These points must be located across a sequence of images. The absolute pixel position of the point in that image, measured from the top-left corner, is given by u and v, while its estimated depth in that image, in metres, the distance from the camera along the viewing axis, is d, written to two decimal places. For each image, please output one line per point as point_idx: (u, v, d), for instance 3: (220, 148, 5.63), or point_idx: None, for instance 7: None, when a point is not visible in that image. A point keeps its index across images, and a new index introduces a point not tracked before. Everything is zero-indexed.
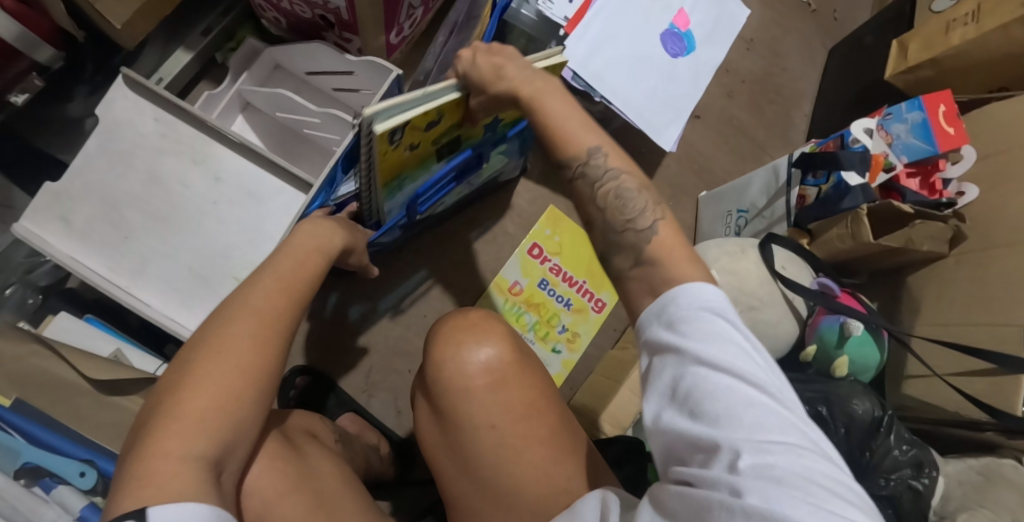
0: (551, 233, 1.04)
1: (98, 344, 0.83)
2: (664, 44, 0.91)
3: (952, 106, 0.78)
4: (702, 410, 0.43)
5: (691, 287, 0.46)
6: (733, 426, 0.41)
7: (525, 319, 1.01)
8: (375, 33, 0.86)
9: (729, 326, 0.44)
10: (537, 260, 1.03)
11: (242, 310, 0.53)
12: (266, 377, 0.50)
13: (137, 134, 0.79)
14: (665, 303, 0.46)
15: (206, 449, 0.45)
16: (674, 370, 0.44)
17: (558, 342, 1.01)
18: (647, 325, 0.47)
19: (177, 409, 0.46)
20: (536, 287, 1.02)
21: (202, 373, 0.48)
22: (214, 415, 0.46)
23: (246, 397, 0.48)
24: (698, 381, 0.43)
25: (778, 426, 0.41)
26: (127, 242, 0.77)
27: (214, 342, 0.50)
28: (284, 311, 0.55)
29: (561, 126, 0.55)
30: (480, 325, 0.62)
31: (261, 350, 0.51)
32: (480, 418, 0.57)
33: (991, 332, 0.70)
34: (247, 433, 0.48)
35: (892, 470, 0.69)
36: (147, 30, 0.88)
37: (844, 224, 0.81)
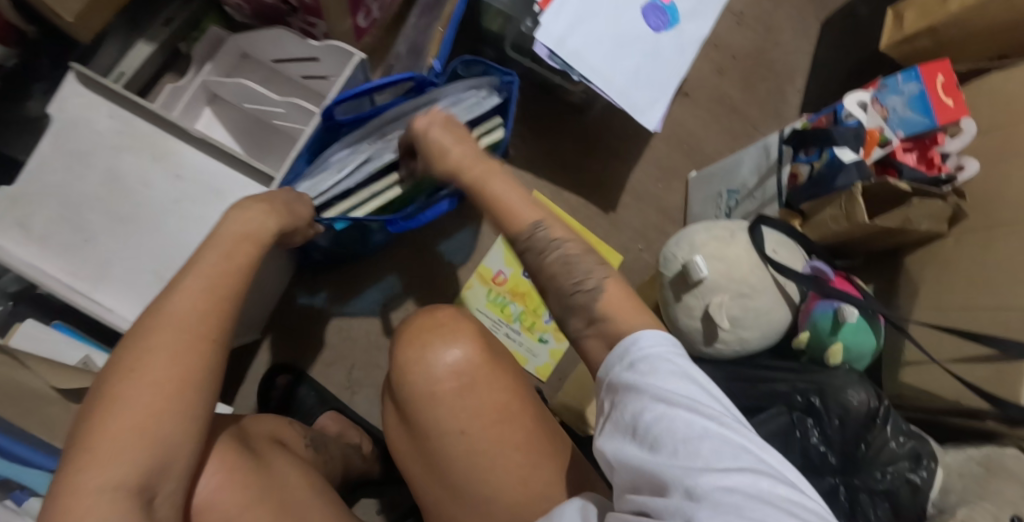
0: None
1: (65, 352, 0.81)
2: (646, 17, 0.87)
3: (950, 77, 0.75)
4: (658, 440, 0.40)
5: (646, 332, 0.46)
6: (689, 456, 0.39)
7: (511, 309, 0.98)
8: (340, 17, 0.83)
9: (685, 364, 0.43)
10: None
11: (164, 320, 0.50)
12: (192, 388, 0.49)
13: (94, 132, 0.75)
14: (621, 346, 0.45)
15: (129, 474, 0.44)
16: (631, 409, 0.42)
17: (545, 332, 0.98)
18: (605, 369, 0.46)
19: (99, 434, 0.45)
20: (521, 277, 0.99)
21: (120, 394, 0.46)
22: (136, 437, 0.45)
23: (168, 416, 0.47)
24: (653, 417, 0.41)
25: (736, 453, 0.39)
26: (87, 246, 0.74)
27: (133, 358, 0.48)
28: (209, 315, 0.52)
29: (505, 203, 0.54)
30: (448, 325, 0.58)
31: (185, 363, 0.49)
32: (449, 425, 0.55)
33: (993, 316, 0.66)
34: (178, 450, 0.48)
35: (889, 462, 0.65)
36: (104, 21, 0.84)
37: (839, 205, 0.76)
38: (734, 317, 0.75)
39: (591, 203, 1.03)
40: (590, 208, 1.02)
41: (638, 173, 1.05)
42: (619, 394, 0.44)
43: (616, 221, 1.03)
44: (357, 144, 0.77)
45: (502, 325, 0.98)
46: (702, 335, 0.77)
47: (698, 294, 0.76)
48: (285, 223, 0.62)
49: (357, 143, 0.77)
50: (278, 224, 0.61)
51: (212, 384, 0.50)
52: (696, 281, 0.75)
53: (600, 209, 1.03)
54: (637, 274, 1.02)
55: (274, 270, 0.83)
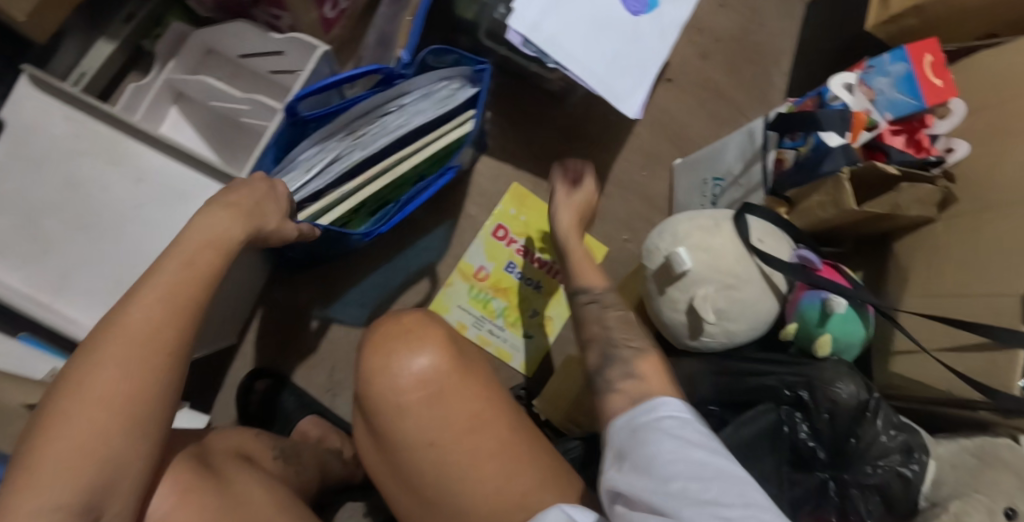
0: (518, 212, 0.98)
1: (31, 365, 0.78)
2: (623, 2, 0.83)
3: (938, 55, 0.72)
4: (671, 474, 0.45)
5: (668, 398, 0.52)
6: (698, 489, 0.44)
7: (494, 305, 0.95)
8: (304, 8, 0.79)
9: (701, 424, 0.49)
10: (502, 242, 0.97)
11: (115, 331, 0.47)
12: (142, 404, 0.46)
13: (49, 136, 0.72)
14: (648, 404, 0.52)
15: (69, 498, 0.42)
16: (647, 451, 0.47)
17: (530, 327, 0.96)
18: (623, 421, 0.52)
19: (37, 456, 0.42)
20: (503, 272, 0.96)
21: (63, 412, 0.44)
22: (76, 459, 0.43)
23: (116, 437, 0.45)
24: (667, 458, 0.46)
25: (742, 492, 0.44)
26: (46, 256, 0.71)
27: (80, 374, 0.45)
28: (163, 326, 0.48)
29: (580, 263, 0.72)
30: (415, 331, 0.56)
31: (137, 378, 0.46)
32: (417, 437, 0.53)
33: (985, 303, 0.64)
34: (128, 471, 0.45)
35: (880, 456, 0.63)
36: (60, 20, 0.81)
37: (825, 190, 0.73)
38: (720, 310, 0.72)
39: None
40: None
41: (622, 161, 1.02)
42: (636, 440, 0.49)
43: (600, 212, 1.00)
44: (324, 142, 0.73)
45: (485, 321, 0.95)
46: (687, 328, 0.75)
47: (683, 287, 0.74)
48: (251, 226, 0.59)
49: (325, 140, 0.73)
50: (243, 226, 0.57)
51: (165, 400, 0.47)
52: (679, 273, 0.74)
53: None
54: (622, 265, 1.00)
55: (246, 274, 0.80)
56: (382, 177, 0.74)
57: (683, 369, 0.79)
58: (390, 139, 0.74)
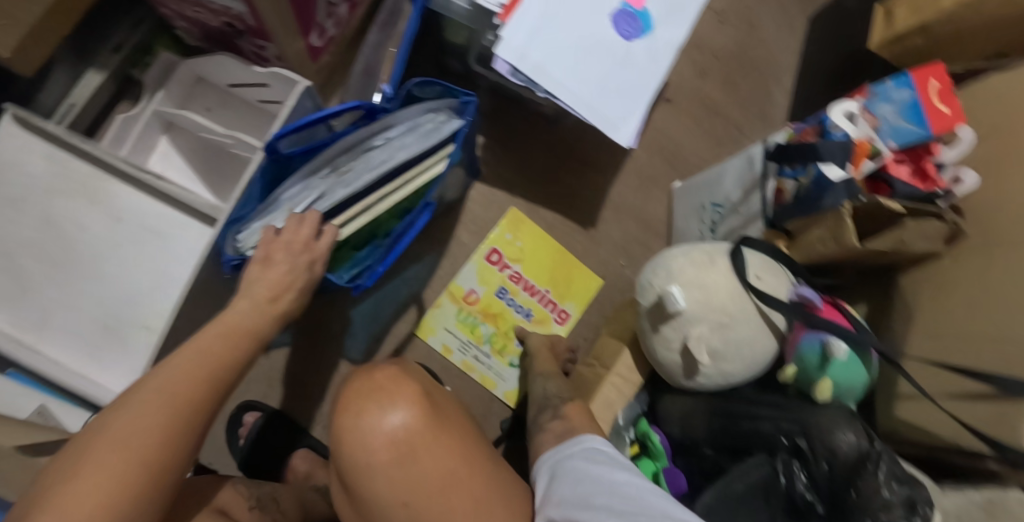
0: (512, 236, 0.95)
1: (19, 402, 0.78)
2: (615, 25, 0.80)
3: (945, 80, 0.68)
4: (593, 493, 0.48)
5: (588, 435, 0.57)
6: (618, 504, 0.47)
7: (481, 330, 0.94)
8: (288, 38, 0.78)
9: (621, 453, 0.54)
10: (495, 267, 0.95)
11: (154, 393, 0.50)
12: (166, 465, 0.48)
13: (26, 175, 0.71)
14: (574, 440, 0.56)
15: None
16: (573, 480, 0.51)
17: (516, 356, 0.94)
18: (549, 459, 0.56)
19: (61, 506, 0.43)
20: (494, 297, 0.94)
21: (94, 462, 0.46)
22: (102, 512, 0.44)
23: (136, 490, 0.46)
24: (590, 482, 0.49)
25: (661, 505, 0.47)
26: (28, 296, 0.71)
27: (110, 430, 0.47)
28: (191, 391, 0.51)
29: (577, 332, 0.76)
30: (386, 387, 0.54)
31: (165, 436, 0.49)
32: (390, 496, 0.51)
33: (995, 348, 0.60)
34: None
35: (881, 510, 0.58)
36: (47, 53, 0.80)
37: (826, 225, 0.70)
38: (714, 350, 0.70)
39: (569, 220, 0.98)
40: (568, 224, 0.98)
41: (618, 185, 0.99)
42: (563, 473, 0.53)
43: (596, 237, 0.98)
44: (309, 178, 0.71)
45: (471, 346, 0.94)
46: (681, 368, 0.73)
47: (676, 325, 0.71)
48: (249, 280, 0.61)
49: (310, 177, 0.71)
50: None
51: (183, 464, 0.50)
52: (672, 312, 0.71)
53: (579, 225, 0.98)
54: (619, 292, 0.98)
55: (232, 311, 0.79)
56: (370, 212, 0.72)
57: (677, 406, 0.77)
58: (374, 177, 0.71)
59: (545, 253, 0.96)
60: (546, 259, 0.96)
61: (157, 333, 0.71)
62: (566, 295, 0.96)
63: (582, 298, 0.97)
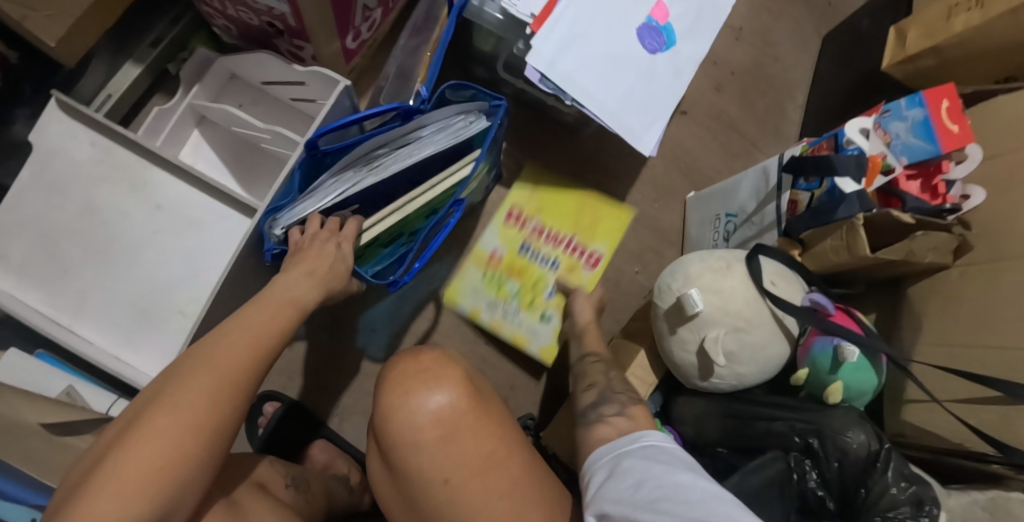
0: (529, 191, 0.97)
1: (47, 383, 0.80)
2: (641, 39, 0.84)
3: (955, 101, 0.72)
4: (656, 493, 0.49)
5: (648, 434, 0.57)
6: (682, 506, 0.47)
7: (509, 287, 0.94)
8: (326, 38, 0.81)
9: (683, 455, 0.54)
10: (515, 225, 0.96)
11: (203, 365, 0.52)
12: (218, 432, 0.51)
13: (71, 161, 0.74)
14: (631, 439, 0.57)
15: (147, 511, 0.46)
16: (635, 478, 0.51)
17: (547, 308, 0.94)
18: (604, 455, 0.57)
19: (119, 466, 0.46)
20: (517, 253, 0.95)
21: (151, 431, 0.48)
22: (157, 473, 0.47)
23: (190, 460, 0.48)
24: (652, 481, 0.50)
25: (729, 511, 0.46)
26: (65, 278, 0.73)
27: (167, 403, 0.50)
28: (242, 369, 0.54)
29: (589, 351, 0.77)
30: (431, 371, 0.57)
31: (217, 409, 0.51)
32: (433, 474, 0.54)
33: (1001, 357, 0.63)
34: (189, 495, 0.49)
35: (889, 509, 0.62)
36: (88, 45, 0.82)
37: (839, 236, 0.74)
38: (729, 352, 0.72)
39: None
40: None
41: (635, 193, 1.03)
42: (622, 471, 0.53)
43: None
44: (342, 173, 0.73)
45: (499, 305, 0.94)
46: (697, 369, 0.75)
47: (693, 327, 0.74)
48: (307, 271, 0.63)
49: (343, 171, 0.74)
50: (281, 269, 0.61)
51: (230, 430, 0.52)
52: (690, 314, 0.74)
53: None
54: (632, 297, 1.01)
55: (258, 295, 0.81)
56: (402, 210, 0.73)
57: (691, 408, 0.80)
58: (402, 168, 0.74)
59: (565, 204, 0.97)
60: (568, 208, 0.97)
61: (191, 319, 0.73)
62: (594, 239, 0.96)
63: (612, 240, 0.97)
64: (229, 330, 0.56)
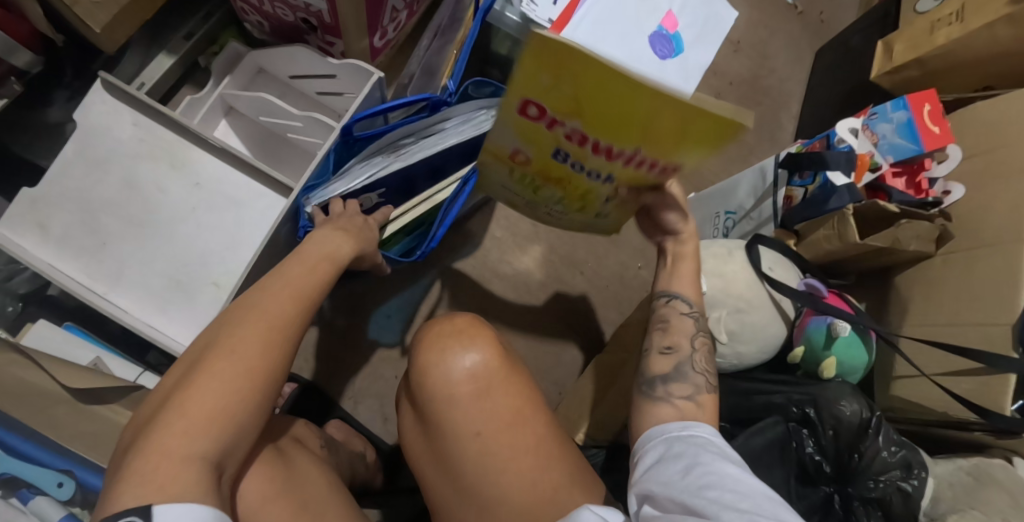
0: (552, 81, 0.50)
1: (76, 353, 0.83)
2: (653, 45, 0.91)
3: (937, 105, 0.79)
4: (705, 483, 0.49)
5: (700, 425, 0.57)
6: (733, 497, 0.47)
7: (547, 191, 0.68)
8: (357, 35, 0.86)
9: (728, 448, 0.55)
10: (539, 124, 0.57)
11: (253, 315, 0.56)
12: (270, 380, 0.54)
13: (115, 140, 0.78)
14: (679, 427, 0.57)
15: (210, 451, 0.49)
16: (687, 464, 0.52)
17: (602, 210, 0.68)
18: (653, 438, 0.58)
19: (183, 407, 0.49)
20: (550, 159, 0.62)
21: (210, 372, 0.51)
22: (219, 417, 0.50)
23: (248, 399, 0.52)
24: (705, 468, 0.50)
25: (773, 508, 0.47)
26: (104, 250, 0.76)
27: (224, 348, 0.53)
28: (291, 319, 0.57)
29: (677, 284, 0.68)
30: (465, 330, 0.61)
31: (269, 353, 0.54)
32: (464, 426, 0.57)
33: (979, 331, 0.69)
34: (245, 434, 0.52)
35: (881, 471, 0.68)
36: (128, 34, 0.86)
37: (831, 225, 0.79)
38: (732, 332, 0.78)
39: None
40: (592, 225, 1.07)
41: None
42: (674, 455, 0.54)
43: (618, 241, 1.07)
44: (370, 159, 0.78)
45: (538, 203, 0.73)
46: None
47: None
48: (350, 243, 0.68)
49: (371, 157, 0.78)
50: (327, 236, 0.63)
51: (281, 377, 0.55)
52: None
53: None
54: (636, 290, 1.06)
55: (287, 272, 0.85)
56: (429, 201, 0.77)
57: None
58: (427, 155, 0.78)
59: (620, 97, 0.49)
60: (617, 111, 0.50)
61: (224, 291, 0.76)
62: (673, 155, 0.53)
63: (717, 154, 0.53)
64: (274, 281, 0.59)
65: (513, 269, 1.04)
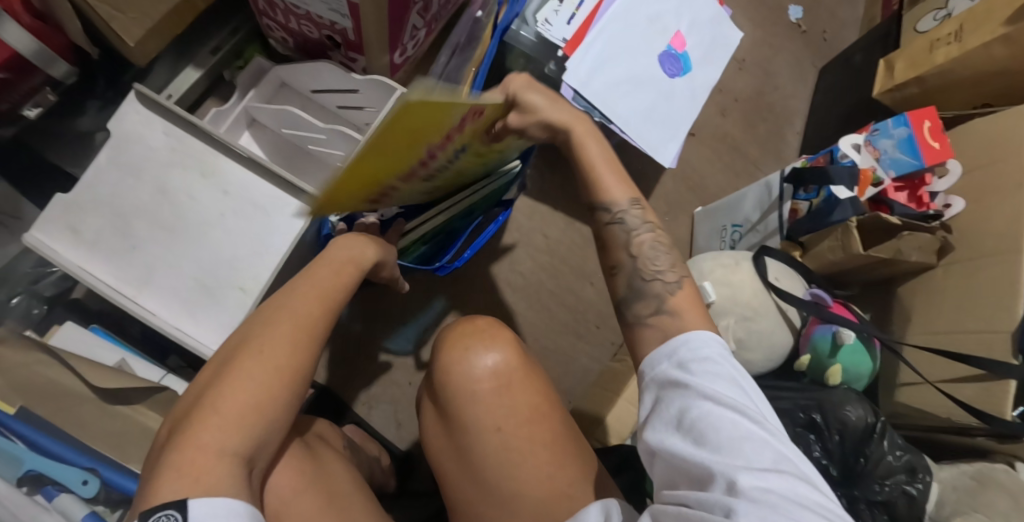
0: (352, 200, 0.59)
1: (101, 354, 0.85)
2: (662, 64, 0.96)
3: (936, 122, 0.82)
4: (703, 435, 0.45)
5: (697, 336, 0.51)
6: (732, 453, 0.44)
7: (465, 166, 0.69)
8: (380, 52, 0.89)
9: (728, 364, 0.49)
10: (386, 193, 0.65)
11: (283, 316, 0.58)
12: (299, 378, 0.55)
13: (148, 148, 0.81)
14: (670, 345, 0.51)
15: (242, 446, 0.50)
16: (681, 406, 0.47)
17: (497, 142, 0.65)
18: (650, 363, 0.52)
19: (215, 405, 0.51)
20: (435, 179, 0.70)
21: (241, 368, 0.53)
22: (253, 413, 0.51)
23: (280, 395, 0.54)
24: (699, 410, 0.46)
25: (776, 458, 0.44)
26: (133, 254, 0.78)
27: (253, 345, 0.55)
28: (317, 319, 0.59)
29: (599, 175, 0.61)
30: (486, 331, 0.64)
31: (297, 352, 0.56)
32: (486, 422, 0.60)
33: (978, 338, 0.72)
34: (277, 431, 0.53)
35: (886, 475, 0.70)
36: (159, 48, 0.89)
37: (835, 237, 0.82)
38: (739, 339, 0.80)
39: None
40: None
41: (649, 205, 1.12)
42: (669, 389, 0.49)
43: None
44: None
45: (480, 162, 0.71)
46: None
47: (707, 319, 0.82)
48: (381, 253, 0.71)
49: None
50: (372, 253, 0.69)
51: (307, 376, 0.56)
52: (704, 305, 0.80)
53: None
54: None
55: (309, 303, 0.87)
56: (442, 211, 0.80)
57: None
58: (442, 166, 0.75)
59: (396, 147, 0.53)
60: (424, 123, 0.51)
61: (250, 295, 0.79)
62: (437, 129, 0.54)
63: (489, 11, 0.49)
64: (302, 284, 0.62)
65: (525, 278, 1.06)
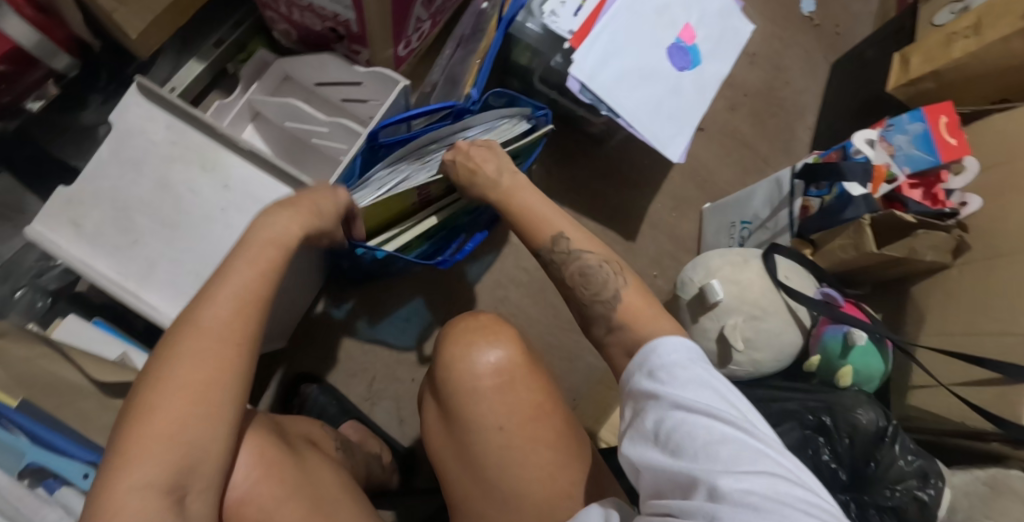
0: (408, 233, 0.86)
1: (103, 348, 0.85)
2: (670, 58, 0.94)
3: (953, 117, 0.79)
4: (679, 445, 0.44)
5: (664, 341, 0.50)
6: (709, 459, 0.42)
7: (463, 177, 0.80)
8: (383, 45, 0.87)
9: (701, 369, 0.48)
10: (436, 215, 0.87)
11: (193, 326, 0.50)
12: (222, 389, 0.49)
13: (149, 141, 0.80)
14: (641, 356, 0.50)
15: (158, 476, 0.45)
16: (655, 417, 0.46)
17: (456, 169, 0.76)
18: (626, 376, 0.51)
19: (127, 439, 0.46)
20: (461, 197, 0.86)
21: (154, 397, 0.47)
22: (169, 443, 0.46)
23: (205, 415, 0.48)
24: (673, 419, 0.45)
25: (754, 456, 0.42)
26: (136, 247, 0.78)
27: (167, 360, 0.49)
28: (234, 319, 0.51)
29: (535, 214, 0.62)
30: (492, 328, 0.63)
31: (213, 367, 0.49)
32: (488, 419, 0.59)
33: (994, 341, 0.70)
34: (214, 451, 0.48)
35: (897, 480, 0.68)
36: (161, 41, 0.88)
37: (847, 234, 0.80)
38: (747, 339, 0.78)
39: (609, 229, 1.07)
40: (610, 234, 1.07)
41: (656, 201, 1.10)
42: (643, 401, 0.48)
43: (635, 250, 1.07)
44: (396, 164, 0.78)
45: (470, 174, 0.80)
46: (717, 356, 0.80)
47: (714, 316, 0.80)
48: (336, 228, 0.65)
49: (396, 163, 0.78)
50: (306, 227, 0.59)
51: (240, 385, 0.50)
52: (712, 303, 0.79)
53: (620, 236, 1.07)
54: None
55: (294, 291, 0.84)
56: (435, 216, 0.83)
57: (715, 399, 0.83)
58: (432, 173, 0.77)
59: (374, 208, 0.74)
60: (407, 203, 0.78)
61: None
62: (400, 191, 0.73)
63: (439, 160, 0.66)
64: (218, 282, 0.53)
65: (530, 275, 1.05)
